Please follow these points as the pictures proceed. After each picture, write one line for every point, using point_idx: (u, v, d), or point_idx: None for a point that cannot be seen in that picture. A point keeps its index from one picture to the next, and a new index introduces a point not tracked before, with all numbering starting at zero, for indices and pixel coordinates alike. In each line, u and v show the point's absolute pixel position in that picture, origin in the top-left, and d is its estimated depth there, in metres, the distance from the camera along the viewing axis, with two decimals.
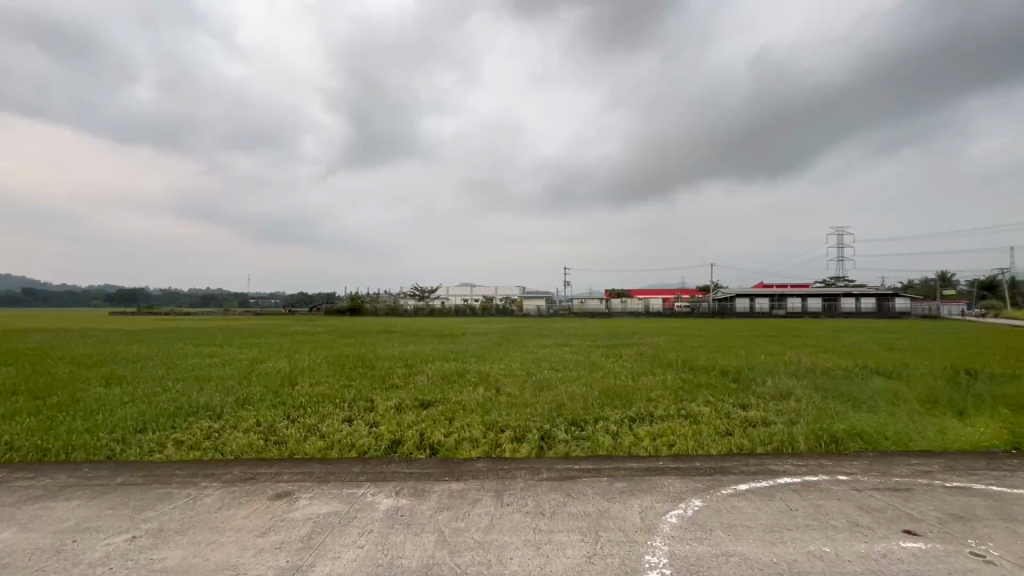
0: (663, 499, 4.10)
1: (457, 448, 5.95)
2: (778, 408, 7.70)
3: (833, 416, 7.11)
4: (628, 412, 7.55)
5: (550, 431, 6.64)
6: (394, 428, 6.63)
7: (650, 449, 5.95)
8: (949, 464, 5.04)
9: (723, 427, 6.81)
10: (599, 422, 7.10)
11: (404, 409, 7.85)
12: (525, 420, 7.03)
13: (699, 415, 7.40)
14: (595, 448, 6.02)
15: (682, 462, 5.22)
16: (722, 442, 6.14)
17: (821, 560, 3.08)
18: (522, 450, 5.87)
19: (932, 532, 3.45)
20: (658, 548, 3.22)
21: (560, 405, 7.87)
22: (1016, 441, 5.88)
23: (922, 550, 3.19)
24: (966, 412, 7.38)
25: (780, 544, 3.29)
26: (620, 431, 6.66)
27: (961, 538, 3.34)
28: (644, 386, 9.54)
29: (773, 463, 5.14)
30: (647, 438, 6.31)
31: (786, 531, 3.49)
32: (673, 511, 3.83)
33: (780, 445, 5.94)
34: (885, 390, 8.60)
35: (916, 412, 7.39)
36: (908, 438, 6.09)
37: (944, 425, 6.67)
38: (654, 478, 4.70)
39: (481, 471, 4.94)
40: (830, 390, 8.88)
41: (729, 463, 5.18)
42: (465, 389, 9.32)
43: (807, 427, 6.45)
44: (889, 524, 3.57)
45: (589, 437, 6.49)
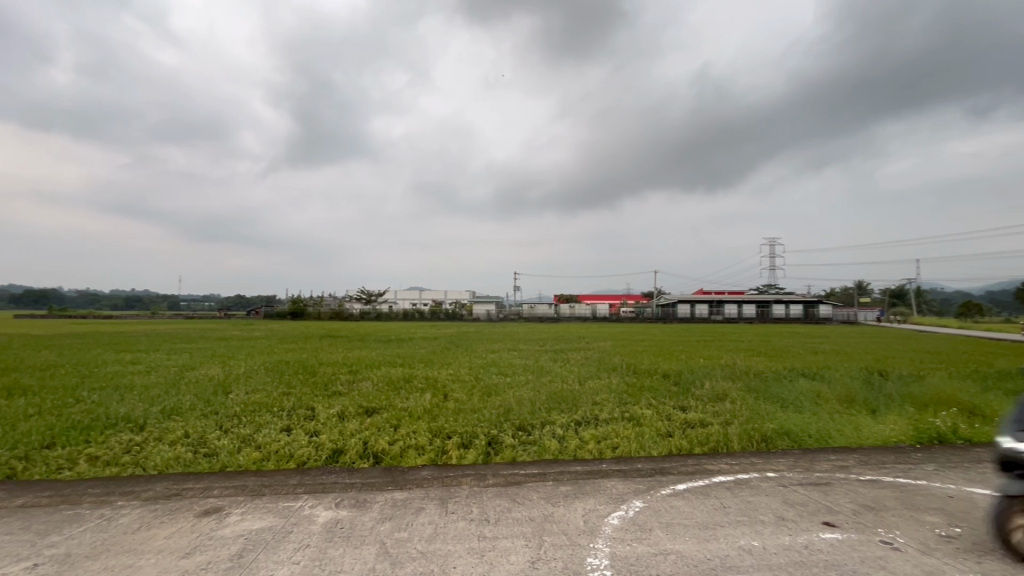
0: (606, 501, 4.19)
1: (403, 456, 5.83)
2: (714, 410, 8.08)
3: (763, 416, 7.56)
4: (573, 416, 7.68)
5: (497, 436, 6.65)
6: (336, 437, 6.39)
7: (594, 452, 6.07)
8: (863, 458, 5.47)
9: (664, 429, 7.07)
10: (546, 426, 7.18)
11: (347, 416, 7.60)
12: (471, 426, 6.99)
13: (642, 418, 7.66)
14: (542, 453, 6.07)
15: (624, 464, 5.37)
16: (662, 443, 6.37)
17: (750, 554, 3.25)
18: (469, 456, 5.84)
19: (848, 523, 3.72)
20: (599, 550, 3.29)
21: (508, 409, 7.91)
22: (919, 437, 6.47)
23: (839, 540, 3.43)
24: (878, 410, 8.05)
25: (714, 541, 3.44)
26: (566, 435, 6.76)
27: (872, 528, 3.62)
28: (590, 390, 9.76)
29: (709, 462, 5.38)
30: (591, 441, 6.44)
31: (719, 527, 3.65)
32: (615, 513, 3.93)
33: (716, 446, 6.23)
34: (810, 391, 9.23)
35: (835, 411, 7.99)
36: (829, 435, 6.57)
37: (860, 422, 7.24)
38: (598, 480, 4.79)
39: (425, 479, 4.85)
40: (761, 391, 9.43)
41: (669, 464, 5.38)
42: (412, 395, 9.18)
43: (740, 427, 6.81)
44: (811, 517, 3.83)
45: (535, 441, 6.55)
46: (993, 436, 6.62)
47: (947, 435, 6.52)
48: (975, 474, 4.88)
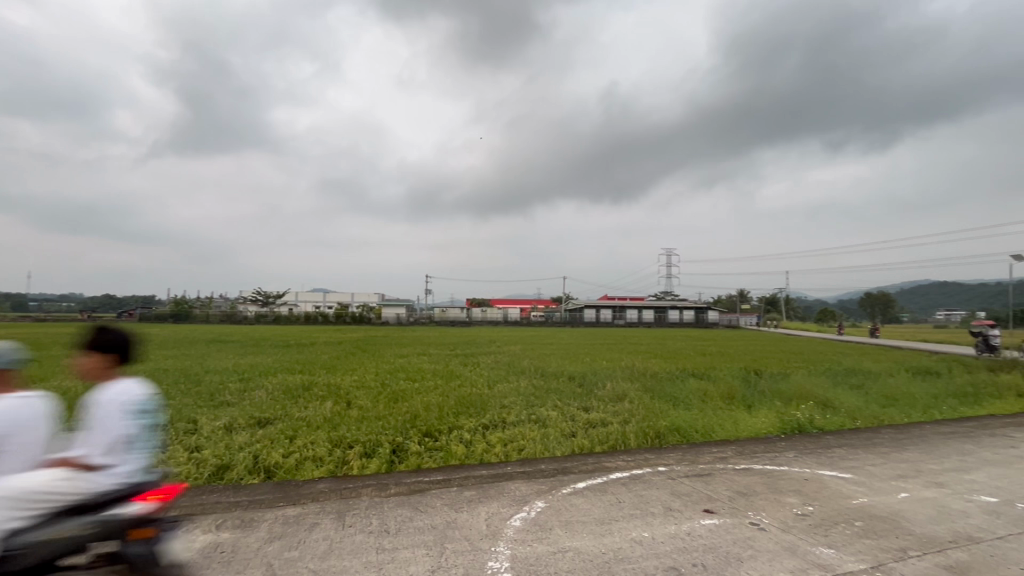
0: (509, 504, 4.24)
1: (298, 469, 5.46)
2: (615, 409, 8.54)
3: (657, 414, 8.13)
4: (481, 420, 7.70)
5: (403, 444, 6.46)
6: (221, 452, 5.83)
7: (501, 455, 6.13)
8: (739, 449, 6.09)
9: (568, 429, 7.33)
10: (454, 431, 7.12)
11: (235, 429, 6.95)
12: (375, 434, 6.74)
13: (548, 419, 7.87)
14: (448, 458, 6.01)
15: (528, 466, 5.48)
16: (566, 443, 6.61)
17: (640, 545, 3.45)
18: (371, 465, 5.62)
19: (724, 508, 4.10)
20: (500, 553, 3.31)
21: (415, 416, 7.71)
22: (784, 428, 7.35)
23: (716, 525, 3.77)
24: (753, 405, 9.02)
25: (608, 535, 3.61)
26: (473, 439, 6.76)
27: (744, 511, 4.03)
28: (499, 393, 9.84)
29: (608, 460, 5.67)
30: (498, 444, 6.50)
31: (614, 522, 3.85)
32: (517, 515, 3.97)
33: (615, 444, 6.56)
34: (697, 389, 10.10)
35: (717, 407, 8.82)
36: (712, 429, 7.24)
37: (738, 416, 8.05)
38: (502, 483, 4.83)
39: (321, 493, 4.57)
40: (656, 390, 10.15)
41: (571, 463, 5.59)
42: (312, 404, 8.63)
43: (637, 426, 7.23)
44: (694, 505, 4.16)
45: (441, 447, 6.47)
46: (840, 426, 7.69)
47: (805, 425, 7.47)
48: (824, 459, 5.64)
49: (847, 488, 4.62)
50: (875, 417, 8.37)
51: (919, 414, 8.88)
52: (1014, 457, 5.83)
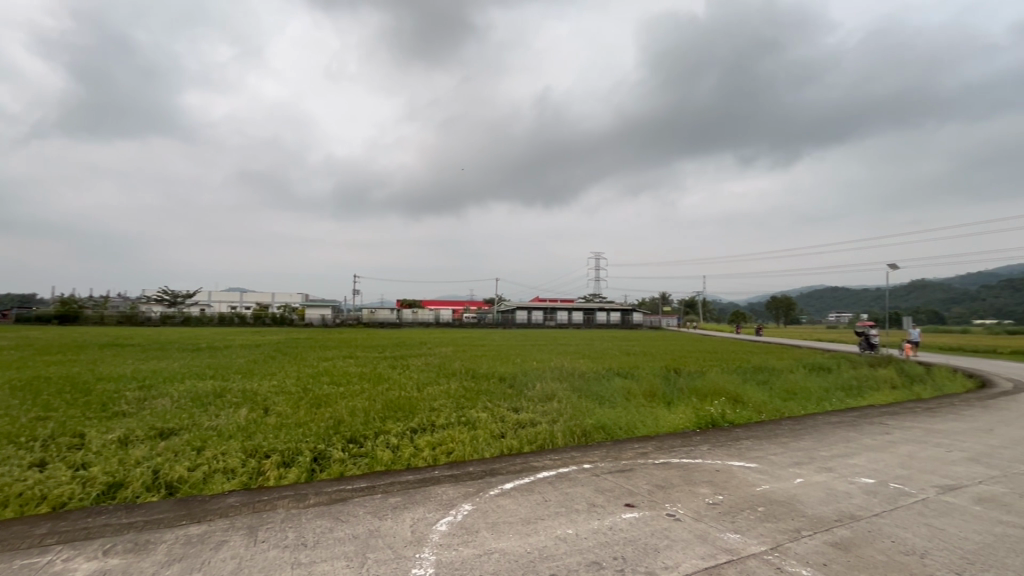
0: (435, 508, 4.17)
1: (206, 483, 5.04)
2: (543, 409, 8.68)
3: (584, 412, 8.36)
4: (410, 424, 7.52)
5: (325, 451, 6.16)
6: (113, 468, 5.25)
7: (429, 459, 6.03)
8: (659, 444, 6.41)
9: (497, 430, 7.34)
10: (380, 436, 6.91)
11: (132, 442, 6.30)
12: (294, 441, 6.38)
13: (477, 421, 7.85)
14: (373, 465, 5.80)
15: (456, 469, 5.42)
16: (495, 444, 6.62)
17: (564, 542, 3.52)
18: (289, 475, 5.31)
19: (644, 502, 4.29)
20: (425, 560, 3.24)
21: (338, 421, 7.39)
22: (699, 423, 7.85)
23: (636, 518, 3.93)
24: (672, 402, 9.53)
25: (534, 534, 3.65)
26: (401, 444, 6.60)
27: (662, 503, 4.24)
28: (428, 396, 9.66)
29: (535, 459, 5.74)
30: (426, 448, 6.38)
31: (540, 521, 3.89)
32: (444, 519, 3.92)
33: (543, 443, 6.67)
34: (622, 388, 10.50)
35: (640, 405, 9.22)
36: (634, 426, 7.56)
37: (659, 413, 8.46)
38: (429, 488, 4.75)
39: (231, 507, 4.24)
40: (583, 390, 10.44)
41: (499, 464, 5.60)
42: (223, 412, 8.01)
43: (564, 424, 7.39)
44: (616, 500, 4.32)
45: (367, 453, 6.25)
46: (748, 419, 8.34)
47: (718, 420, 8.02)
48: (733, 450, 6.07)
49: (752, 476, 5.01)
50: (776, 410, 9.16)
51: (813, 407, 9.83)
52: (887, 442, 6.61)
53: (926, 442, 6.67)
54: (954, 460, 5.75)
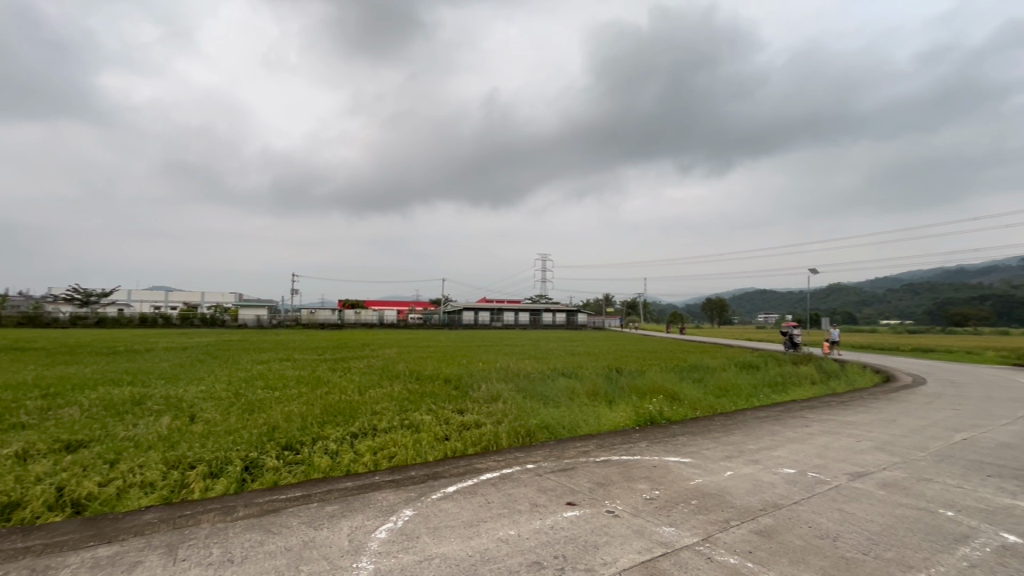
0: (374, 515, 4.05)
1: (119, 499, 4.63)
2: (488, 410, 8.66)
3: (529, 412, 8.43)
4: (350, 429, 7.27)
5: (257, 459, 5.84)
6: (9, 486, 4.71)
7: (370, 464, 5.85)
8: (601, 443, 6.57)
9: (441, 433, 7.25)
10: (318, 442, 6.64)
11: (32, 457, 5.68)
12: (223, 450, 5.99)
13: (421, 424, 7.72)
14: (310, 472, 5.55)
15: (397, 474, 5.29)
16: (439, 447, 6.54)
17: (506, 543, 3.52)
18: (217, 487, 4.98)
19: (584, 499, 4.37)
20: (362, 570, 3.14)
21: (273, 427, 7.02)
22: (638, 421, 8.12)
23: (577, 516, 4.00)
24: (613, 401, 9.79)
25: (476, 537, 3.63)
26: (340, 449, 6.37)
27: (602, 501, 4.34)
28: (370, 399, 9.38)
29: (479, 461, 5.72)
30: (367, 453, 6.19)
31: (482, 523, 3.87)
32: (383, 526, 3.81)
33: (488, 445, 6.65)
34: (566, 387, 10.68)
35: (584, 404, 9.42)
36: (578, 425, 7.72)
37: (601, 412, 8.68)
38: (369, 494, 4.60)
39: (147, 525, 3.92)
40: (529, 390, 10.51)
41: (442, 467, 5.53)
42: (142, 421, 7.39)
43: (509, 425, 7.42)
44: (558, 499, 4.38)
45: (303, 460, 5.98)
46: (683, 416, 8.74)
47: (656, 417, 8.35)
48: (670, 446, 6.33)
49: (686, 470, 5.24)
50: (710, 407, 9.65)
51: (743, 403, 10.44)
52: (806, 434, 7.14)
53: (839, 433, 7.26)
54: (863, 449, 6.29)
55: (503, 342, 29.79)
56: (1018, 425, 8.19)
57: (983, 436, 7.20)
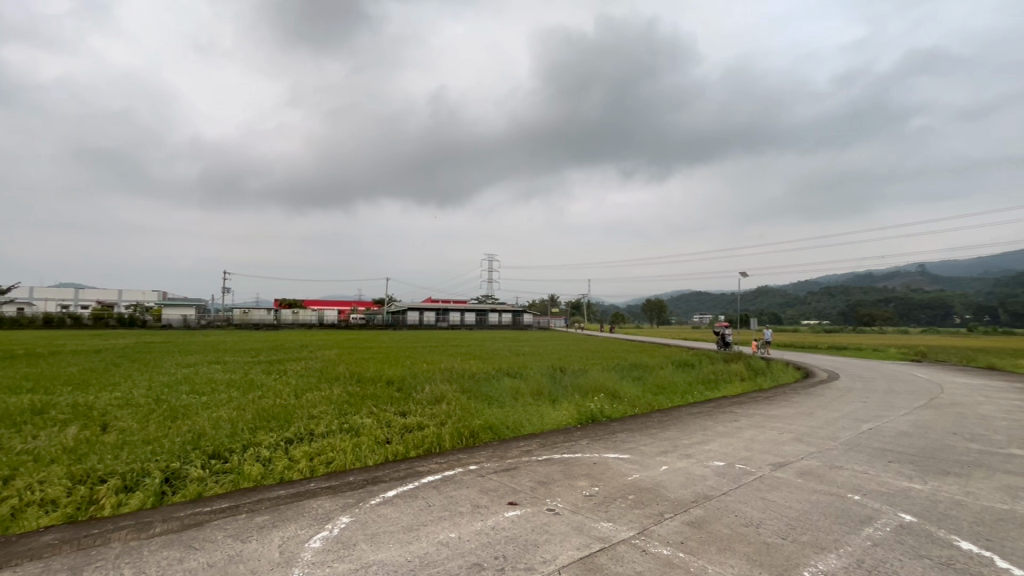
0: (309, 524, 3.88)
1: (14, 520, 4.15)
2: (431, 412, 8.54)
3: (473, 413, 8.39)
4: (284, 434, 6.93)
5: (180, 470, 5.45)
6: None
7: (305, 471, 5.60)
8: (543, 442, 6.65)
9: (382, 436, 7.06)
10: (249, 449, 6.28)
11: None
12: (140, 461, 5.53)
13: (361, 427, 7.48)
14: (239, 482, 5.23)
15: (334, 480, 5.10)
16: (379, 450, 6.36)
17: (447, 547, 3.47)
18: (132, 501, 4.59)
19: (526, 499, 4.40)
20: None
21: (198, 435, 6.56)
22: (580, 419, 8.28)
23: (518, 516, 4.01)
24: (556, 400, 9.93)
25: (415, 541, 3.56)
26: (273, 456, 6.06)
27: (542, 499, 4.39)
28: (306, 403, 8.98)
29: (420, 464, 5.62)
30: (302, 459, 5.93)
31: (422, 527, 3.81)
32: (317, 535, 3.66)
33: (431, 447, 6.55)
34: (511, 387, 10.73)
35: (527, 403, 9.50)
36: (521, 424, 7.77)
37: (544, 411, 8.79)
38: (303, 502, 4.41)
39: (46, 547, 3.54)
40: (473, 391, 10.47)
41: (382, 471, 5.39)
42: (43, 432, 6.67)
43: (453, 426, 7.36)
44: (499, 500, 4.38)
45: (232, 469, 5.64)
46: (623, 413, 9.02)
47: (597, 415, 8.57)
48: (609, 443, 6.51)
49: (624, 466, 5.40)
50: (648, 404, 10.01)
51: (679, 399, 10.93)
52: (734, 428, 7.57)
53: (764, 426, 7.75)
54: (784, 441, 6.75)
55: (449, 342, 30.00)
56: (914, 414, 9.11)
57: (885, 425, 7.94)
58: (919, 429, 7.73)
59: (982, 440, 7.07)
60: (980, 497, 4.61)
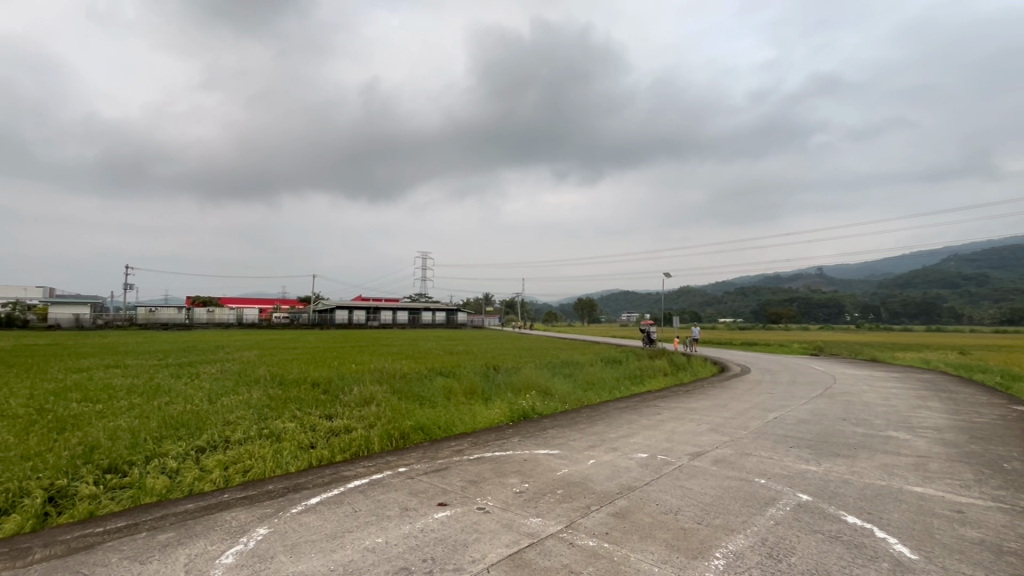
0: (220, 539, 3.60)
1: None
2: (360, 414, 8.24)
3: (403, 414, 8.20)
4: (194, 443, 6.40)
5: (67, 487, 4.87)
6: None
7: (218, 481, 5.21)
8: (474, 440, 6.65)
9: (306, 441, 6.72)
10: (153, 461, 5.73)
11: None
12: (17, 480, 4.87)
13: (283, 432, 7.07)
14: (139, 497, 4.75)
15: (252, 489, 4.78)
16: (303, 456, 6.05)
17: (373, 553, 3.36)
18: (6, 526, 4.03)
19: (456, 499, 4.36)
20: None
21: (91, 447, 5.91)
22: (512, 417, 8.35)
23: (448, 516, 3.97)
24: (489, 399, 9.95)
25: (339, 549, 3.42)
26: (181, 468, 5.57)
27: (473, 498, 4.37)
28: (222, 408, 8.35)
29: (347, 468, 5.41)
30: (216, 469, 5.51)
31: (348, 534, 3.67)
32: (230, 550, 3.41)
33: (358, 451, 6.33)
34: (444, 387, 10.62)
35: (460, 403, 9.44)
36: (452, 424, 7.70)
37: (477, 410, 8.77)
38: (216, 515, 4.09)
39: None
40: (405, 391, 10.23)
41: (305, 478, 5.12)
42: None
43: (382, 427, 7.15)
44: (429, 501, 4.31)
45: (132, 483, 5.13)
46: (554, 410, 9.21)
47: (529, 412, 8.69)
48: (540, 439, 6.63)
49: (553, 462, 5.52)
50: (577, 400, 10.30)
51: (607, 395, 11.35)
52: (657, 421, 7.98)
53: (684, 418, 8.23)
54: (701, 431, 7.22)
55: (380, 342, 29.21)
56: (811, 403, 10.07)
57: (788, 414, 8.71)
58: (816, 416, 8.56)
59: (866, 424, 7.94)
60: (864, 475, 5.18)
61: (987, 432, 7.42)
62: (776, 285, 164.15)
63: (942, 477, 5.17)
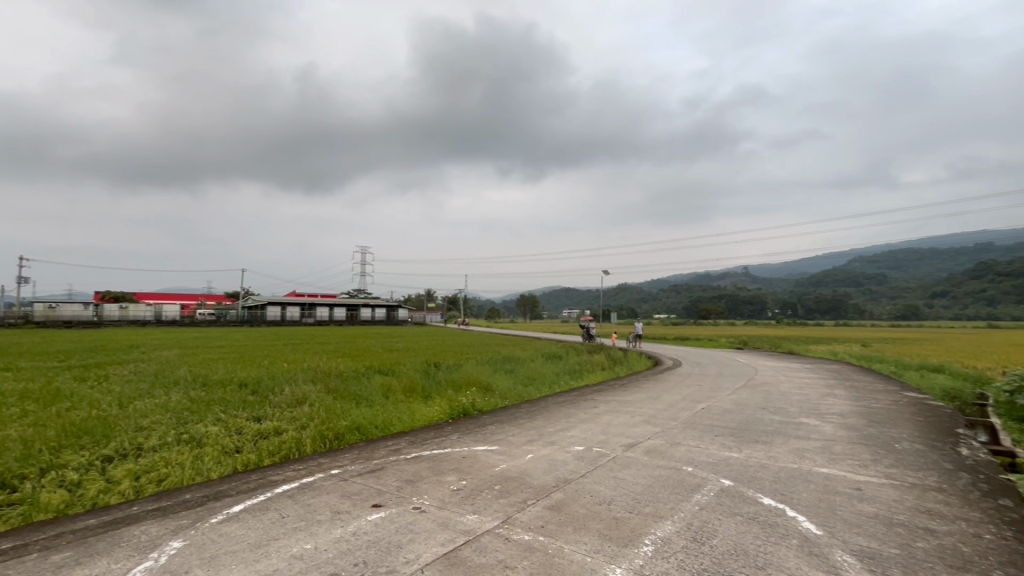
0: (127, 555, 3.31)
1: None
2: (291, 416, 7.86)
3: (339, 414, 7.91)
4: (101, 452, 5.85)
5: None
6: None
7: (128, 492, 4.79)
8: (413, 439, 6.52)
9: (231, 445, 6.32)
10: (49, 474, 5.17)
11: None
12: None
13: (204, 437, 6.60)
14: (31, 514, 4.28)
15: (167, 499, 4.43)
16: (227, 461, 5.69)
17: (300, 560, 3.22)
18: None
19: (391, 500, 4.26)
20: None
21: None
22: (450, 415, 8.25)
23: (383, 518, 3.87)
24: (429, 397, 9.79)
25: (263, 559, 3.24)
26: (84, 480, 5.07)
27: (409, 498, 4.28)
28: (134, 413, 7.69)
29: (275, 473, 5.13)
30: (126, 479, 5.07)
31: (273, 542, 3.48)
32: (139, 567, 3.14)
33: (288, 454, 6.04)
34: (382, 385, 10.34)
35: (399, 401, 9.22)
36: (390, 424, 7.51)
37: (416, 408, 8.59)
38: (123, 530, 3.75)
39: None
40: (340, 390, 9.85)
41: (228, 485, 4.81)
42: None
43: (315, 429, 6.86)
44: (364, 503, 4.18)
45: (23, 500, 4.60)
46: (494, 406, 9.21)
47: (469, 410, 8.62)
48: (479, 436, 6.61)
49: (491, 458, 5.52)
50: (518, 396, 10.35)
51: (546, 390, 11.50)
52: (594, 415, 8.18)
53: (619, 411, 8.51)
54: (634, 423, 7.49)
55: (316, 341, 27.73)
56: (735, 394, 10.74)
57: (713, 405, 9.23)
58: (738, 406, 9.13)
59: (782, 412, 8.58)
60: (779, 459, 5.59)
61: (882, 416, 8.24)
62: (706, 283, 173.20)
63: (844, 458, 5.68)
